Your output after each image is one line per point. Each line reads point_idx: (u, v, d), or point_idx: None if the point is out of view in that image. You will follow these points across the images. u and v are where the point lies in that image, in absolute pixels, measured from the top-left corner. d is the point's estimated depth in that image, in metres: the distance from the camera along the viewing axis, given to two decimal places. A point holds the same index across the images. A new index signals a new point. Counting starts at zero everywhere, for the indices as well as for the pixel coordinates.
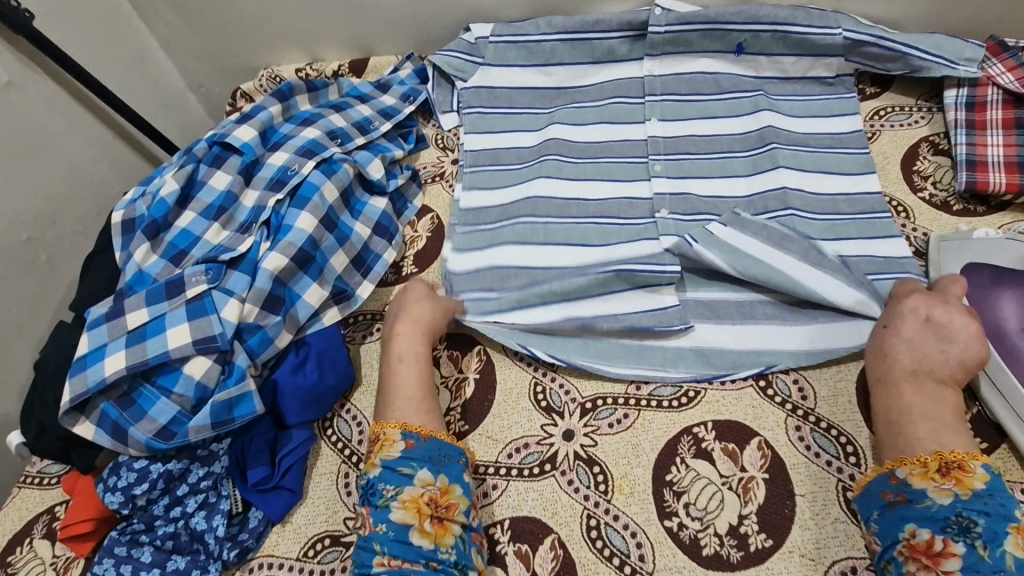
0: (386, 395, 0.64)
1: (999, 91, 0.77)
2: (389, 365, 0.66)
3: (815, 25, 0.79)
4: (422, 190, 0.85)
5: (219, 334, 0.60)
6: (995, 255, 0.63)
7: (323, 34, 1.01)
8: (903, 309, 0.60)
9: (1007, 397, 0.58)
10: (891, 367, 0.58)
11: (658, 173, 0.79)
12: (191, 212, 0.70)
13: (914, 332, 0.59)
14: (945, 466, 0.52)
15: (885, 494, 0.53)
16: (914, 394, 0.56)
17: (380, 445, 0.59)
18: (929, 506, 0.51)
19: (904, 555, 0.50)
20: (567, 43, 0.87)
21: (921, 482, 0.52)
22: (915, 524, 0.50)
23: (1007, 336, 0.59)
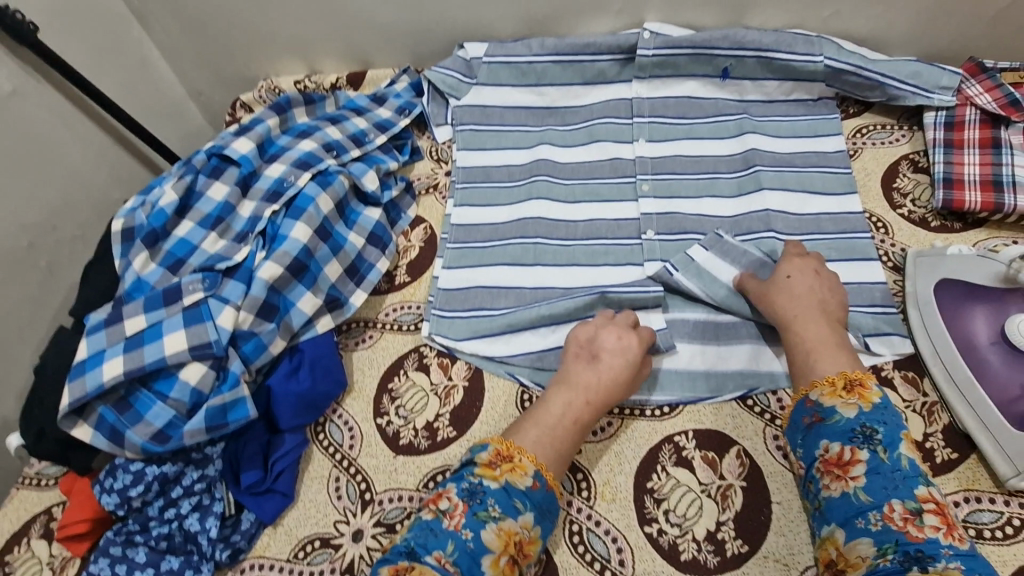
0: (542, 430, 0.59)
1: (978, 111, 0.79)
2: (561, 406, 0.61)
3: (798, 50, 0.82)
4: (416, 201, 0.87)
5: (215, 341, 0.62)
6: (969, 272, 0.65)
7: (322, 48, 1.04)
8: (795, 265, 0.67)
9: (975, 408, 0.60)
10: (804, 307, 0.63)
11: (646, 194, 0.82)
12: (189, 221, 0.72)
13: (810, 280, 0.65)
14: (849, 384, 0.56)
15: (804, 419, 0.57)
16: (818, 328, 0.61)
17: (510, 462, 0.56)
18: (838, 420, 0.54)
19: (821, 470, 0.54)
20: (559, 65, 0.90)
21: (831, 401, 0.55)
22: (828, 440, 0.54)
23: (977, 350, 0.61)
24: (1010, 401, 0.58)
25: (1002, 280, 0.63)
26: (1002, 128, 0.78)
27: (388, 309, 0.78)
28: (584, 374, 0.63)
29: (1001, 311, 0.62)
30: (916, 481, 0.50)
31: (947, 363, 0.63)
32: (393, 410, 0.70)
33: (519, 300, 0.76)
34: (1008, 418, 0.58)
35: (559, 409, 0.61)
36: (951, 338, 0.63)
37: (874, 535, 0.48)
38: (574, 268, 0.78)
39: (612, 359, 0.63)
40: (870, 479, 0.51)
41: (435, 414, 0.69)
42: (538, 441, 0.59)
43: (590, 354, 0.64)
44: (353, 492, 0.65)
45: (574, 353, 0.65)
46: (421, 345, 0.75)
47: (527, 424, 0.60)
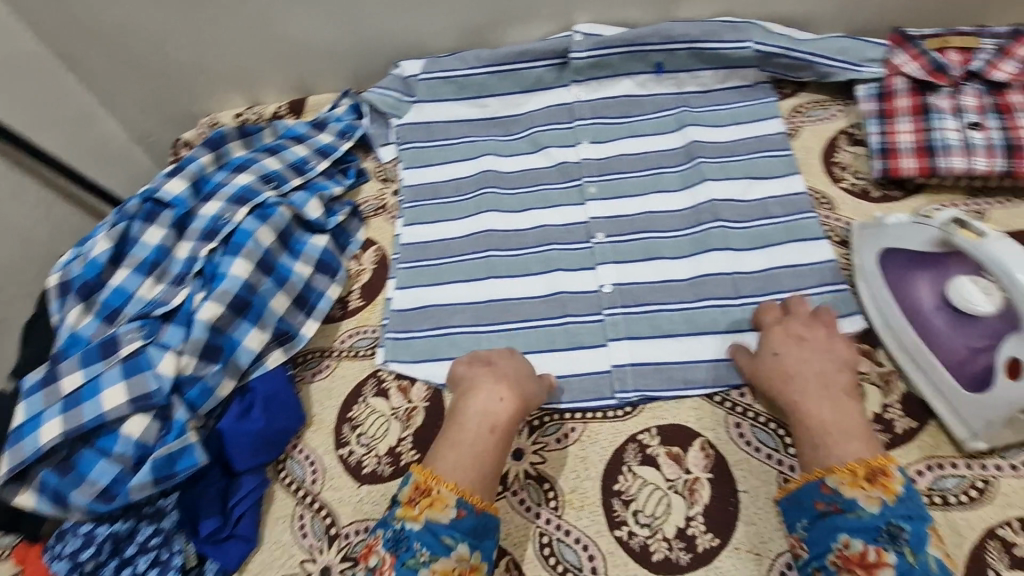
0: (461, 453, 0.57)
1: (907, 79, 0.80)
2: (475, 419, 0.59)
3: (727, 39, 0.84)
4: (365, 224, 0.87)
5: (155, 391, 0.60)
6: (907, 240, 0.63)
7: (260, 78, 1.03)
8: (776, 337, 0.64)
9: (928, 373, 0.61)
10: (802, 386, 0.59)
11: (592, 198, 0.82)
12: (126, 269, 0.69)
13: (797, 351, 0.61)
14: (872, 473, 0.52)
15: (817, 503, 0.53)
16: (823, 408, 0.57)
17: (428, 496, 0.55)
18: (860, 516, 0.51)
19: (838, 563, 0.50)
20: (495, 75, 0.91)
21: (852, 491, 0.52)
22: (849, 534, 0.51)
23: (923, 316, 0.62)
24: (961, 362, 0.59)
25: (940, 244, 0.60)
26: (931, 93, 0.79)
27: (343, 336, 0.77)
28: (484, 378, 0.63)
29: (943, 275, 0.62)
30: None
31: (897, 331, 0.64)
32: (354, 439, 0.69)
33: (473, 317, 0.76)
34: (961, 379, 0.58)
35: (476, 418, 0.59)
36: (898, 307, 0.64)
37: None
38: (529, 278, 0.78)
39: (506, 364, 0.65)
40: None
41: (397, 439, 0.68)
42: (456, 460, 0.57)
43: (474, 364, 0.65)
44: (318, 528, 0.64)
45: (466, 368, 0.65)
46: (378, 370, 0.74)
47: (444, 447, 0.58)
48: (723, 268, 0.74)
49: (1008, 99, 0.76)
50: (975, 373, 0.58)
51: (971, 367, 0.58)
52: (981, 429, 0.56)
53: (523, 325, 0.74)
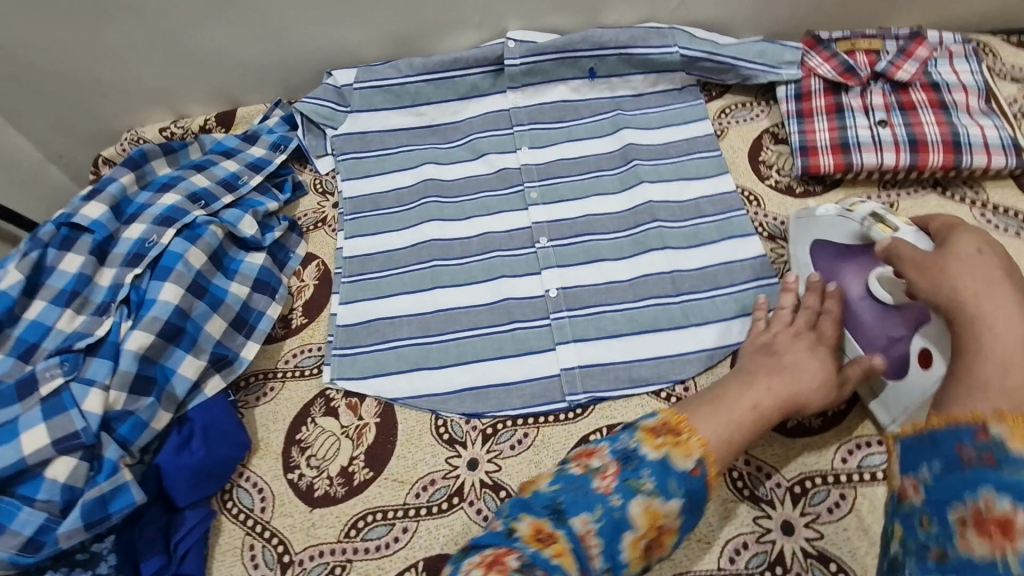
0: (730, 420, 0.56)
1: (821, 80, 0.86)
2: (751, 397, 0.58)
3: (655, 44, 0.87)
4: (304, 239, 0.84)
5: (82, 429, 0.56)
6: (834, 232, 0.68)
7: (182, 90, 0.97)
8: (972, 239, 0.57)
9: (856, 360, 0.65)
10: (999, 294, 0.52)
11: (534, 203, 0.84)
12: (41, 301, 0.64)
13: (998, 263, 0.54)
14: None
15: (961, 450, 0.43)
16: (1022, 326, 0.49)
17: (676, 436, 0.53)
18: (1021, 474, 0.40)
19: (963, 521, 0.41)
20: (430, 83, 0.91)
21: (1017, 445, 0.41)
22: (993, 489, 0.40)
23: (851, 305, 0.66)
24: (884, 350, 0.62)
25: (860, 236, 0.66)
26: (843, 93, 0.84)
27: (287, 356, 0.74)
28: (767, 366, 0.62)
29: (868, 266, 0.66)
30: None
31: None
32: (304, 462, 0.67)
33: (421, 329, 0.75)
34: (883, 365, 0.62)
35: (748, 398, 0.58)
36: (827, 297, 0.68)
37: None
38: (474, 286, 0.78)
39: (800, 353, 0.62)
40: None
41: (349, 458, 0.67)
42: (711, 419, 0.55)
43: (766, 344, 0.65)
44: (270, 557, 0.62)
45: (753, 354, 0.64)
46: (326, 390, 0.72)
47: (703, 402, 0.57)
48: (665, 267, 0.76)
49: (910, 97, 0.82)
50: (895, 360, 0.61)
51: (893, 354, 0.62)
52: (901, 414, 0.60)
53: (471, 334, 0.74)
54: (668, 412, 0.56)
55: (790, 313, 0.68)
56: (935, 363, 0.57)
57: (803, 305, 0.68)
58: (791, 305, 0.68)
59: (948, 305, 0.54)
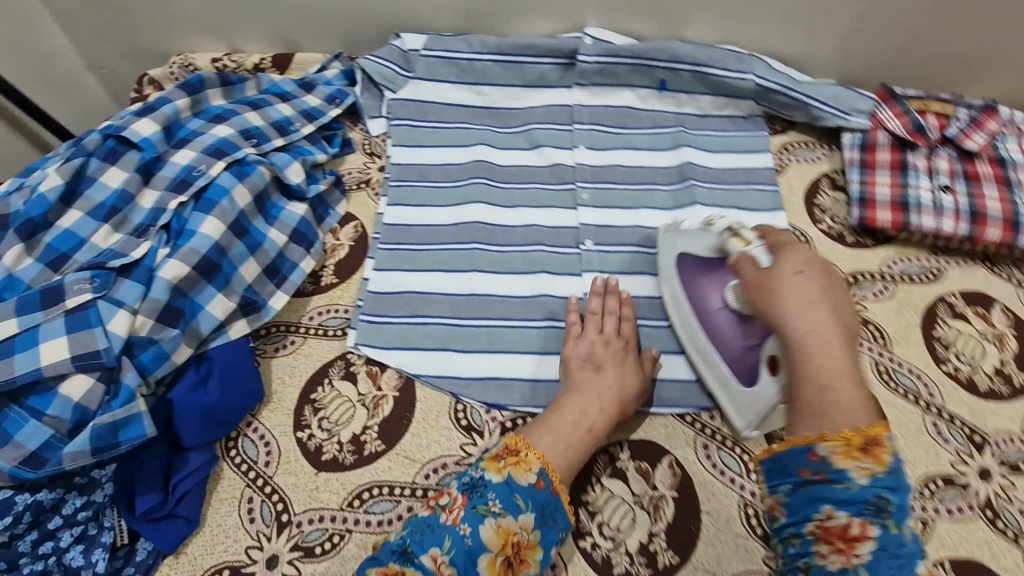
0: (557, 435, 0.61)
1: (889, 134, 0.85)
2: (576, 413, 0.63)
3: (732, 67, 0.86)
4: (346, 197, 0.82)
5: (103, 350, 0.53)
6: (696, 247, 0.71)
7: (241, 24, 0.94)
8: (799, 256, 0.57)
9: (715, 370, 0.67)
10: (816, 318, 0.53)
11: (584, 204, 0.82)
12: (77, 211, 0.62)
13: (820, 284, 0.54)
14: (867, 442, 0.48)
15: (802, 470, 0.50)
16: (835, 351, 0.51)
17: (516, 457, 0.59)
18: (848, 486, 0.47)
19: (818, 537, 0.48)
20: (499, 64, 0.89)
21: (844, 461, 0.48)
22: (832, 505, 0.48)
23: (709, 315, 0.68)
24: (739, 359, 0.65)
25: (718, 250, 0.69)
26: (909, 152, 0.84)
27: (312, 312, 0.73)
28: (591, 382, 0.65)
29: (725, 279, 0.68)
30: (920, 559, 0.45)
31: (689, 330, 0.70)
32: (316, 423, 0.65)
33: (452, 309, 0.73)
34: (738, 374, 0.65)
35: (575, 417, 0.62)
36: (688, 308, 0.70)
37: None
38: (512, 276, 0.76)
39: (615, 370, 0.66)
40: (876, 557, 0.45)
41: (362, 426, 0.65)
42: (553, 446, 0.60)
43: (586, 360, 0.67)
44: (267, 513, 0.60)
45: (578, 365, 0.67)
46: (347, 353, 0.70)
47: (540, 428, 0.62)
48: (638, 291, 0.76)
49: (976, 169, 0.81)
50: (748, 368, 0.65)
51: (746, 362, 0.65)
52: (755, 420, 0.63)
53: (503, 324, 0.73)
54: (512, 437, 0.61)
55: (598, 321, 0.71)
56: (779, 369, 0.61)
57: (606, 311, 0.72)
58: (598, 310, 0.72)
59: (774, 327, 0.55)
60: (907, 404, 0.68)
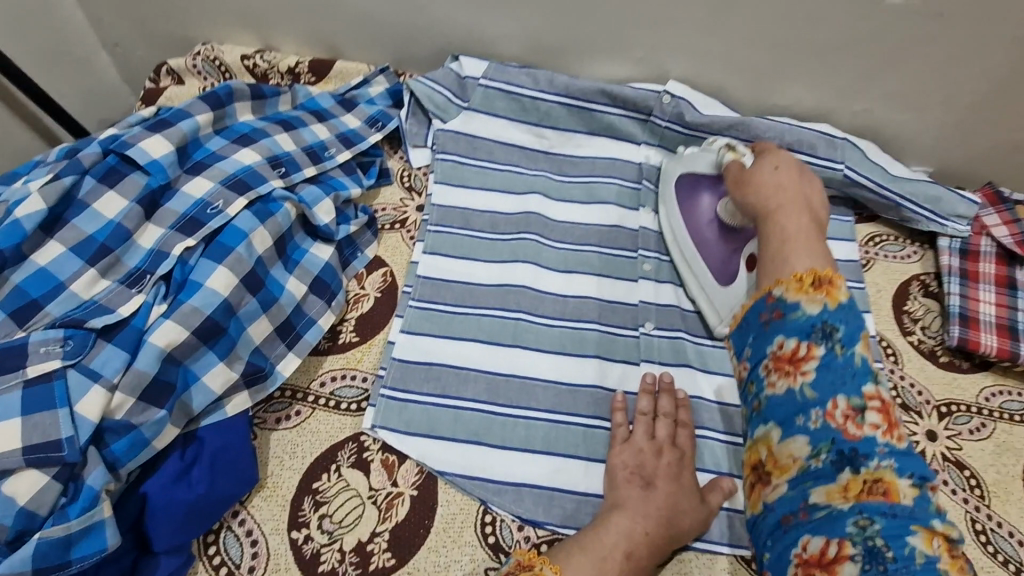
0: (591, 559, 0.50)
1: (993, 243, 0.75)
2: (615, 534, 0.52)
3: (821, 154, 0.75)
4: (377, 239, 0.71)
5: (66, 440, 0.44)
6: (696, 164, 0.73)
7: (279, 20, 0.82)
8: (780, 154, 0.66)
9: (699, 274, 0.69)
10: (777, 200, 0.62)
11: (647, 276, 0.72)
12: (60, 246, 0.52)
13: (793, 177, 0.64)
14: (817, 282, 0.55)
15: (763, 317, 0.57)
16: (798, 219, 0.61)
17: (527, 570, 0.49)
18: (799, 316, 0.54)
19: (770, 369, 0.54)
20: (566, 107, 0.78)
21: (795, 296, 0.55)
22: (784, 336, 0.54)
23: (699, 227, 0.70)
24: (723, 266, 0.68)
25: (716, 166, 0.71)
26: (1017, 266, 0.74)
27: (324, 377, 0.62)
28: (637, 501, 0.55)
29: (720, 193, 0.71)
30: (866, 379, 0.50)
31: (681, 242, 0.71)
32: (315, 522, 0.54)
33: (488, 392, 0.62)
34: (721, 278, 0.68)
35: (614, 535, 0.52)
36: (682, 219, 0.72)
37: (810, 435, 0.50)
38: (559, 357, 0.65)
39: (667, 487, 0.56)
40: (819, 374, 0.51)
41: (370, 533, 0.55)
42: (582, 567, 0.50)
43: (632, 467, 0.58)
44: None
45: (624, 479, 0.57)
46: (361, 435, 0.59)
47: (573, 547, 0.52)
48: (691, 390, 0.65)
49: None
50: (731, 272, 0.67)
51: (730, 267, 0.68)
52: (728, 317, 0.66)
53: (544, 419, 0.62)
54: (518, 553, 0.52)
55: (649, 424, 0.60)
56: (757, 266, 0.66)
57: (659, 411, 0.62)
58: (650, 411, 0.61)
59: (751, 214, 0.64)
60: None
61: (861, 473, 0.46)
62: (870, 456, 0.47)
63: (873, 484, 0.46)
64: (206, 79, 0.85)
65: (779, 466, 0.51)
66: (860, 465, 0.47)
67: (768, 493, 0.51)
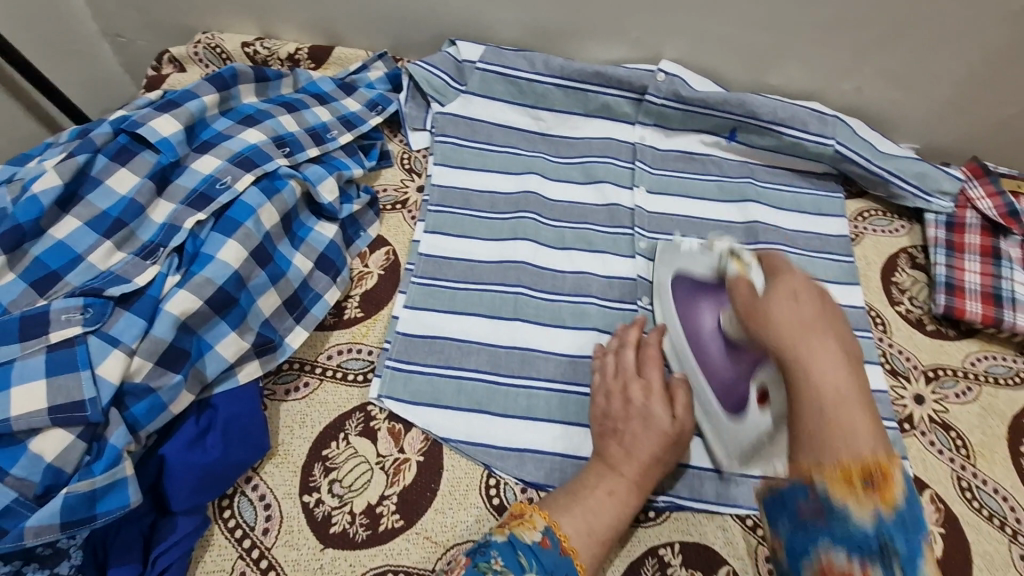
0: (580, 503, 0.52)
1: (978, 215, 0.77)
2: (597, 479, 0.54)
3: (812, 131, 0.77)
4: (379, 219, 0.73)
5: (89, 401, 0.46)
6: (693, 266, 0.65)
7: (279, 7, 0.84)
8: (795, 279, 0.46)
9: (702, 393, 0.61)
10: (817, 342, 0.43)
11: (642, 252, 0.74)
12: (76, 220, 0.54)
13: (820, 303, 0.45)
14: (868, 473, 0.39)
15: (802, 505, 0.41)
16: (836, 366, 0.41)
17: (519, 518, 0.51)
18: (848, 525, 0.39)
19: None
20: (562, 89, 0.80)
21: (842, 495, 0.39)
22: (833, 546, 0.39)
23: (701, 339, 0.61)
24: (727, 390, 0.58)
25: (717, 271, 0.62)
26: (1002, 237, 0.76)
27: (331, 350, 0.64)
28: (607, 446, 0.56)
29: (719, 303, 0.61)
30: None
31: (684, 358, 0.63)
32: (325, 487, 0.57)
33: (490, 363, 0.64)
34: (726, 406, 0.58)
35: (591, 484, 0.54)
36: (683, 331, 0.64)
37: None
38: (559, 330, 0.67)
39: (632, 424, 0.56)
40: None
41: (379, 496, 0.57)
42: (571, 510, 0.52)
43: (599, 417, 0.59)
44: None
45: (597, 431, 0.58)
46: (368, 405, 0.61)
47: (563, 493, 0.54)
48: None
49: None
50: (736, 400, 0.57)
51: (737, 390, 0.57)
52: (739, 454, 0.57)
53: (545, 387, 0.64)
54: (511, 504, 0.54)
55: (612, 361, 0.62)
56: (768, 403, 0.52)
57: (623, 343, 0.63)
58: (615, 347, 0.63)
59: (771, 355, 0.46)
60: (992, 530, 0.60)
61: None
62: None
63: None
64: (207, 66, 0.87)
65: None
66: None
67: None
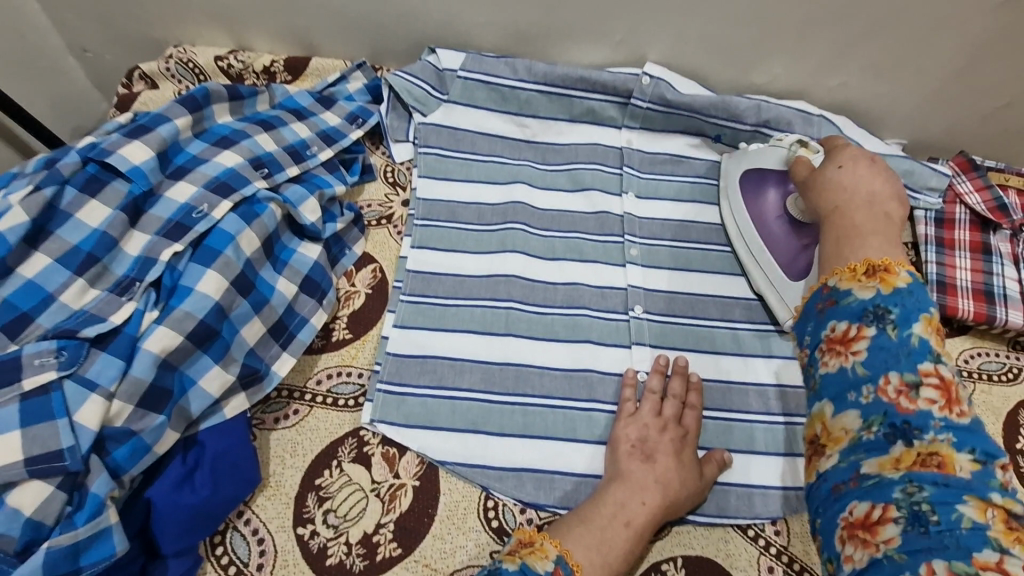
0: (589, 528, 0.52)
1: (967, 210, 0.77)
2: (614, 504, 0.54)
3: (798, 130, 0.77)
4: (365, 235, 0.72)
5: (68, 450, 0.44)
6: (765, 158, 0.73)
7: (251, 18, 0.81)
8: (847, 154, 0.61)
9: (766, 267, 0.70)
10: (849, 195, 0.57)
11: (634, 260, 0.72)
12: (46, 256, 0.52)
13: (865, 170, 0.58)
14: (872, 270, 0.49)
15: (819, 307, 0.51)
16: (859, 216, 0.55)
17: (530, 546, 0.50)
18: (851, 303, 0.48)
19: (823, 351, 0.49)
20: (545, 95, 0.78)
21: (847, 284, 0.50)
22: (837, 319, 0.49)
23: (766, 223, 0.71)
24: (791, 262, 0.69)
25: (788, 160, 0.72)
26: (991, 232, 0.76)
27: (320, 375, 0.63)
28: (637, 473, 0.56)
29: (787, 189, 0.71)
30: (924, 356, 0.44)
31: (756, 259, 0.71)
32: (320, 518, 0.55)
33: (484, 381, 0.63)
34: (790, 273, 0.68)
35: (612, 506, 0.54)
36: (748, 217, 0.72)
37: (862, 409, 0.45)
38: (552, 344, 0.66)
39: (668, 462, 0.58)
40: (873, 353, 0.45)
41: (375, 525, 0.55)
42: (583, 539, 0.51)
43: (633, 442, 0.59)
44: None
45: (626, 452, 0.58)
46: (360, 430, 0.60)
47: (572, 520, 0.53)
48: (707, 374, 0.67)
49: None
50: (801, 270, 0.68)
51: (799, 261, 0.68)
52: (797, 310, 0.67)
53: (541, 404, 0.63)
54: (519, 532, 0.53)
55: (657, 402, 0.62)
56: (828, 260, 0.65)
57: (668, 394, 0.63)
58: (659, 391, 0.63)
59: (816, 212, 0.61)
60: None
61: (915, 445, 0.42)
62: (924, 430, 0.42)
63: (927, 456, 0.41)
64: (180, 82, 0.84)
65: (832, 439, 0.46)
66: (914, 438, 0.42)
67: (823, 464, 0.46)
